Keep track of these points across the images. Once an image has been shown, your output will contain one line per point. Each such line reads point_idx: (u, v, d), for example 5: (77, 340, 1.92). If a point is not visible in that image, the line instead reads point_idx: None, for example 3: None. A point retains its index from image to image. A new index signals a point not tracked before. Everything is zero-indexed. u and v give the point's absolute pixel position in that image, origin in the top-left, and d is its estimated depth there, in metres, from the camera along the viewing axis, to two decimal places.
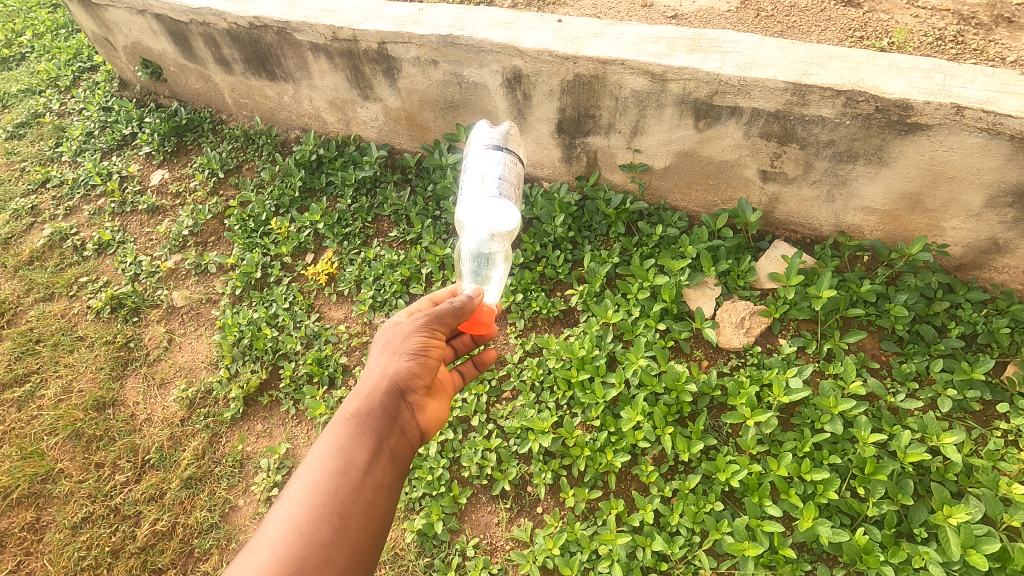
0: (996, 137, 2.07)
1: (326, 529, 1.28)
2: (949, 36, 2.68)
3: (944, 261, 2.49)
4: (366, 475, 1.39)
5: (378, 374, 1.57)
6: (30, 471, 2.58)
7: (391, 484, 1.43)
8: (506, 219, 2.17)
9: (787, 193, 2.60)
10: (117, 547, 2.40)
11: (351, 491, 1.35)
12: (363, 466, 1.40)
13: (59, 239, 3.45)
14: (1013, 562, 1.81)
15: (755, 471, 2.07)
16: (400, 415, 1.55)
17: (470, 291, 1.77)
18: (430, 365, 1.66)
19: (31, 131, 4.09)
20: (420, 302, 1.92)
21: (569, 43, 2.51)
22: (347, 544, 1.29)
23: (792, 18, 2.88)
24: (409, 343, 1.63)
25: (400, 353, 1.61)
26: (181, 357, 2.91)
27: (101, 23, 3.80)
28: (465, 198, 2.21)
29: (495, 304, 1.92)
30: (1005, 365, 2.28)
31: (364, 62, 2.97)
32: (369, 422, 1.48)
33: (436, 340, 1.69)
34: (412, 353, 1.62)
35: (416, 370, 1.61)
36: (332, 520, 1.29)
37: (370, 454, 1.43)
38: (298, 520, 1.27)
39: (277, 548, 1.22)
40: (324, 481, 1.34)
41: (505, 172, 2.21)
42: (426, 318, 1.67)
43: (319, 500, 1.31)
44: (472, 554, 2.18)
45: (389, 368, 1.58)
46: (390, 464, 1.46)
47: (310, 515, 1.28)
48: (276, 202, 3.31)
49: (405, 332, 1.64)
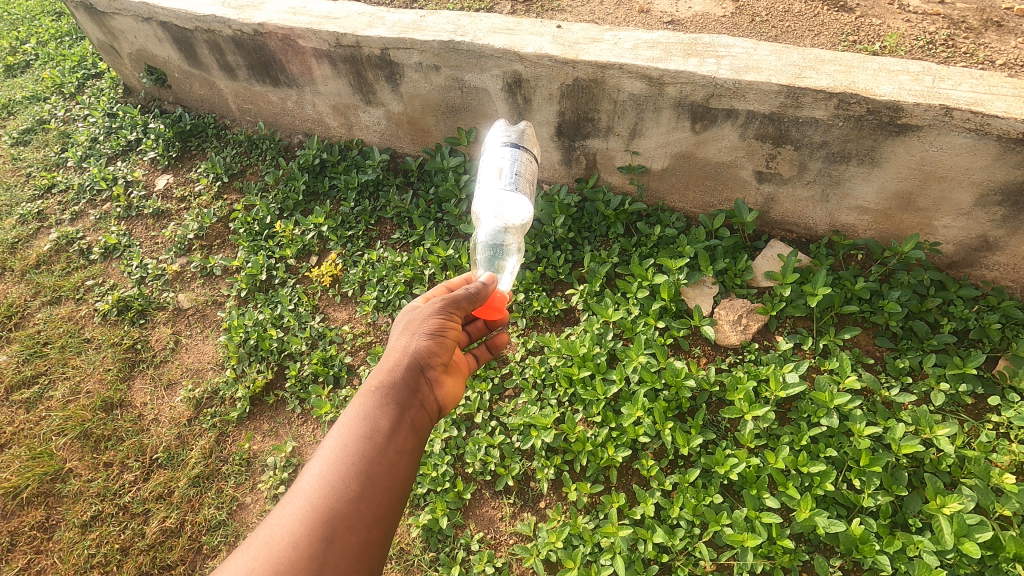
0: (984, 137, 2.12)
1: (354, 486, 1.33)
2: (940, 40, 2.75)
3: (936, 259, 2.55)
4: (390, 440, 1.44)
5: (399, 349, 1.63)
6: (40, 471, 2.61)
7: (414, 450, 1.48)
8: (521, 212, 2.27)
9: (783, 194, 2.65)
10: (127, 544, 2.43)
11: (377, 453, 1.40)
12: (386, 432, 1.45)
13: (66, 244, 3.50)
14: (1006, 550, 1.86)
15: (754, 464, 2.11)
16: (421, 389, 1.60)
17: (485, 277, 1.83)
18: (448, 344, 1.71)
19: (37, 138, 4.14)
20: (437, 289, 1.99)
21: (568, 48, 2.57)
22: (373, 500, 1.34)
23: (787, 23, 2.95)
24: (427, 324, 1.68)
25: (420, 332, 1.67)
26: (188, 358, 2.96)
27: (106, 31, 3.86)
28: (481, 189, 2.26)
29: (507, 292, 2.00)
30: (996, 359, 2.34)
31: (366, 68, 3.03)
32: (392, 392, 1.53)
33: (454, 322, 1.75)
34: (430, 333, 1.67)
35: (434, 347, 1.67)
36: (359, 478, 1.35)
37: (394, 421, 1.48)
38: (328, 476, 1.33)
39: (310, 500, 1.29)
40: (351, 443, 1.40)
41: (521, 168, 2.26)
42: (444, 301, 1.73)
43: (347, 459, 1.37)
44: (477, 548, 2.22)
45: (409, 346, 1.64)
46: (412, 431, 1.50)
47: (340, 472, 1.34)
48: (280, 206, 3.36)
49: (424, 314, 1.70)
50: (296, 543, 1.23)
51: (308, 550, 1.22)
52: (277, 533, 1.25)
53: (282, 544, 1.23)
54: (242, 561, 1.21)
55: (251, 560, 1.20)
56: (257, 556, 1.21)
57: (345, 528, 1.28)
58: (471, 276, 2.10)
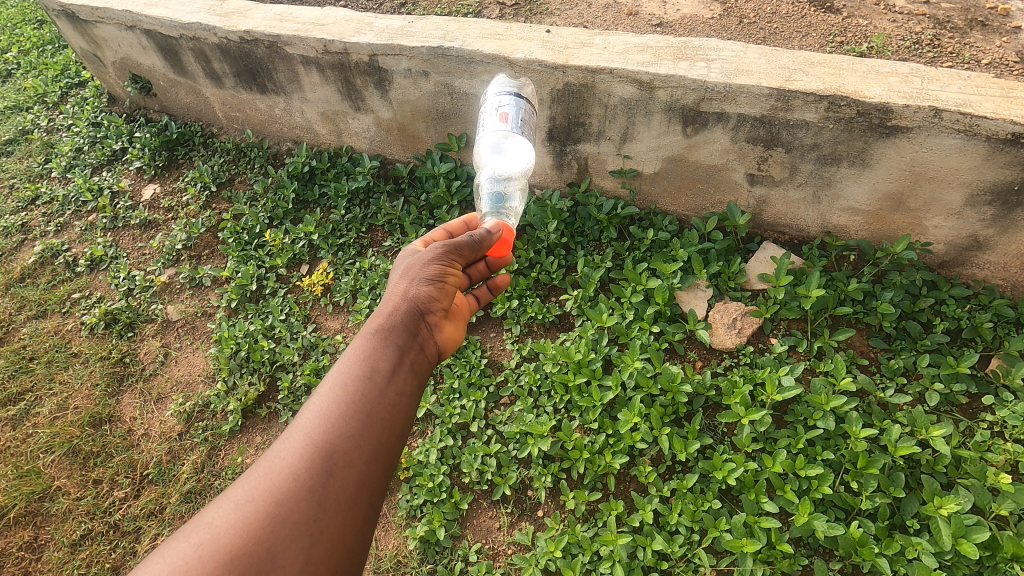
0: (973, 138, 2.14)
1: (354, 423, 1.30)
2: (926, 40, 2.76)
3: (928, 258, 2.56)
4: (391, 381, 1.40)
5: (398, 294, 1.60)
6: (27, 490, 2.56)
7: (414, 392, 1.45)
8: (523, 157, 2.22)
9: (775, 196, 2.65)
10: (118, 563, 2.39)
11: (377, 393, 1.36)
12: (387, 372, 1.41)
13: (50, 256, 3.44)
14: (1003, 550, 1.86)
15: (751, 469, 2.11)
16: (419, 332, 1.57)
17: (489, 224, 1.81)
18: (447, 290, 1.68)
19: (20, 148, 4.07)
20: (437, 231, 1.95)
21: (558, 53, 2.57)
22: (374, 438, 1.31)
23: (774, 24, 2.96)
24: (427, 269, 1.65)
25: (419, 277, 1.63)
26: (177, 372, 2.92)
27: (89, 39, 3.81)
28: (483, 132, 2.26)
29: (513, 226, 2.00)
30: (990, 358, 2.35)
31: (355, 74, 3.00)
32: (392, 334, 1.50)
33: (454, 268, 1.70)
34: (430, 279, 1.64)
35: (434, 293, 1.63)
36: (359, 416, 1.31)
37: (394, 363, 1.44)
38: (328, 413, 1.30)
39: (310, 434, 1.27)
40: (352, 382, 1.36)
41: (524, 115, 2.28)
42: (444, 248, 1.69)
43: (346, 397, 1.33)
44: (475, 559, 2.20)
45: (408, 292, 1.60)
46: (412, 374, 1.47)
47: (340, 409, 1.31)
48: (270, 215, 3.32)
49: (424, 259, 1.66)
50: (296, 476, 1.21)
51: (308, 482, 1.21)
52: (278, 464, 1.23)
53: (282, 475, 1.21)
54: (242, 490, 1.20)
55: (251, 490, 1.19)
56: (258, 486, 1.20)
57: (345, 463, 1.25)
58: (470, 218, 2.05)
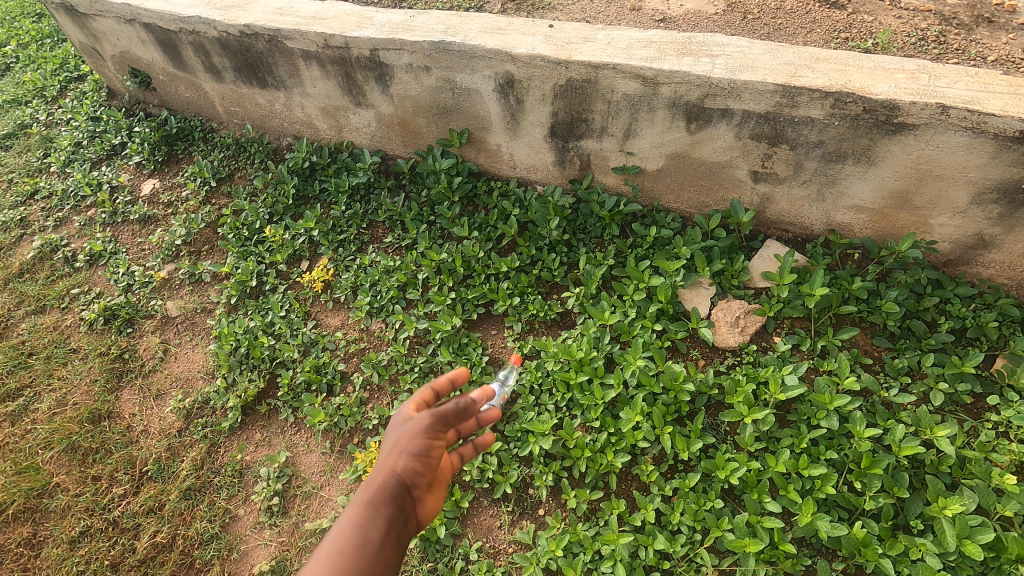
0: (980, 135, 2.11)
1: None
2: (932, 37, 2.74)
3: (933, 257, 2.54)
4: (381, 554, 1.31)
5: (387, 469, 1.45)
6: (26, 486, 2.54)
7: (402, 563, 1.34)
8: None
9: (779, 193, 2.63)
10: (117, 560, 2.37)
11: (367, 568, 1.27)
12: (377, 545, 1.32)
13: (49, 251, 3.42)
14: (1008, 552, 1.85)
15: (754, 468, 2.10)
16: (406, 512, 1.43)
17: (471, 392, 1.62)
18: (437, 463, 1.50)
19: (19, 142, 4.05)
20: (421, 391, 1.67)
21: (561, 48, 2.54)
22: None
23: (778, 20, 2.93)
24: (416, 442, 1.48)
25: (407, 450, 1.47)
26: (177, 368, 2.90)
27: (89, 32, 3.78)
28: None
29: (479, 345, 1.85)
30: (994, 358, 2.33)
31: (356, 68, 2.98)
32: (381, 505, 1.38)
33: (443, 440, 1.52)
34: (416, 452, 1.47)
35: (421, 468, 1.47)
36: None
37: (384, 535, 1.34)
38: None
39: None
40: (342, 556, 1.27)
41: None
42: (434, 418, 1.51)
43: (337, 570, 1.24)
44: (476, 557, 2.19)
45: (399, 463, 1.45)
46: (401, 552, 1.36)
47: None
48: (270, 210, 3.30)
49: (412, 430, 1.49)
50: None
51: None
52: None
53: None
54: None
55: None
56: None
57: None
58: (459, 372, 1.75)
